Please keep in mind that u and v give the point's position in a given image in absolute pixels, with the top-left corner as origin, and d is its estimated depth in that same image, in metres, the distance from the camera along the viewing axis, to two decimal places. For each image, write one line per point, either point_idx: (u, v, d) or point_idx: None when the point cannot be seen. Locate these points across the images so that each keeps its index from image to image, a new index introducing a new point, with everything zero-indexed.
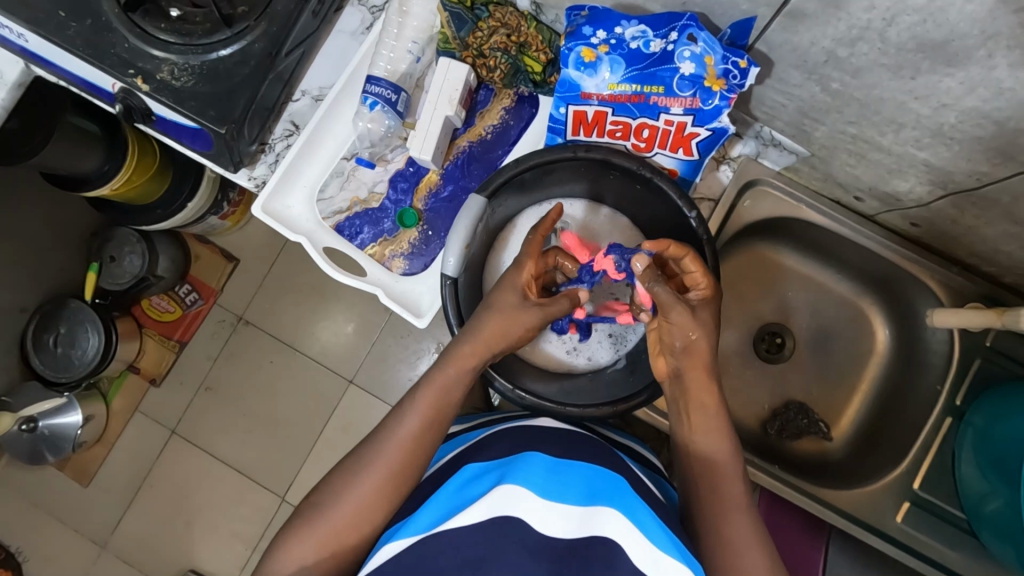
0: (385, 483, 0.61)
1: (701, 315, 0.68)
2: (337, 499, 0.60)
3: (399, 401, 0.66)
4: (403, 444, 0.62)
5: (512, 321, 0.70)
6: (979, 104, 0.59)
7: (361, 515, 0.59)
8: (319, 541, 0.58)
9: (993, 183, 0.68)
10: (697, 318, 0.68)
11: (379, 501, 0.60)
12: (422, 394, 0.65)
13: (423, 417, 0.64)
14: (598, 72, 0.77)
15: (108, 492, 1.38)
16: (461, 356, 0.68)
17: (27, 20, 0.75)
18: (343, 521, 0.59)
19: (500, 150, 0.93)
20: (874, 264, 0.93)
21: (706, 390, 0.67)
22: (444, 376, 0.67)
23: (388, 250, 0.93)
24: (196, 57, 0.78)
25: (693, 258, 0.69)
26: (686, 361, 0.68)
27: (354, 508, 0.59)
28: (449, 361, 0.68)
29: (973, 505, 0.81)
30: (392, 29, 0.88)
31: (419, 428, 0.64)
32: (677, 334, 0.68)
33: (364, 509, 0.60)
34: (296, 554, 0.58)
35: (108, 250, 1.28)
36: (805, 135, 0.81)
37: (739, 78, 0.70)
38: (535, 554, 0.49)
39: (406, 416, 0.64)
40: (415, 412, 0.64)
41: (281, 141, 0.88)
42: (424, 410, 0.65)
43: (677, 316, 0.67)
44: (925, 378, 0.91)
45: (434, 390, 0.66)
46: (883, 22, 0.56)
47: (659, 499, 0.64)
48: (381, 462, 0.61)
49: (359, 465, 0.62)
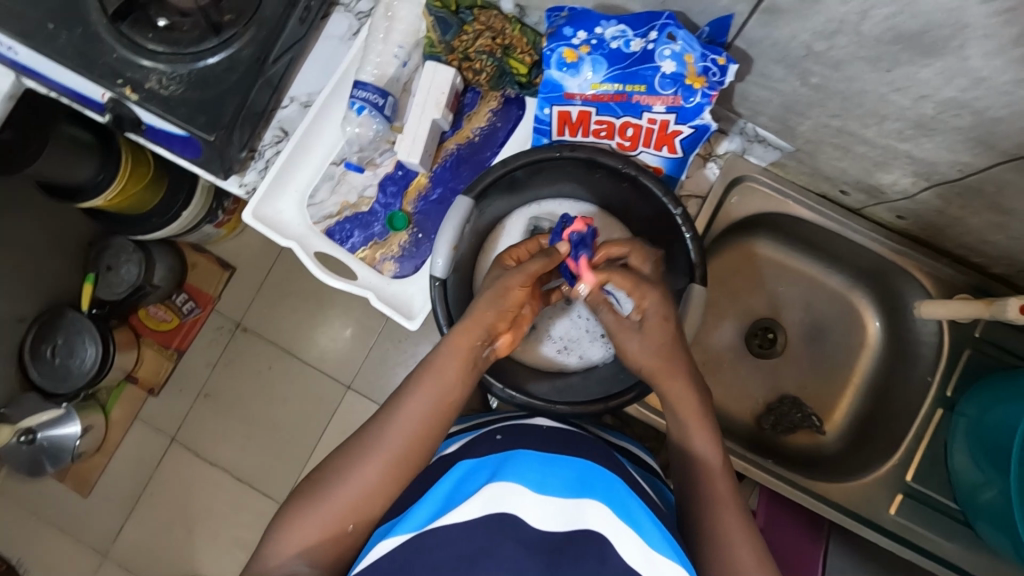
0: (388, 469, 0.61)
1: (650, 335, 0.67)
2: (337, 482, 0.60)
3: (400, 390, 0.66)
4: (408, 430, 0.63)
5: (501, 298, 0.66)
6: (956, 94, 0.60)
7: (363, 501, 0.60)
8: (319, 524, 0.58)
9: (976, 173, 0.69)
10: (646, 337, 0.68)
11: (381, 489, 0.61)
12: (422, 388, 0.64)
13: (427, 402, 0.64)
14: (580, 72, 0.78)
15: (108, 502, 1.38)
16: (456, 339, 0.66)
17: (17, 32, 0.76)
18: (344, 505, 0.59)
19: (489, 152, 0.94)
20: (863, 257, 0.93)
21: (684, 397, 0.67)
22: (440, 361, 0.65)
23: (378, 253, 0.94)
24: (185, 66, 0.78)
25: (633, 252, 0.71)
26: (653, 379, 0.68)
27: (355, 496, 0.60)
28: (447, 346, 0.66)
29: (968, 496, 0.81)
30: (380, 34, 0.88)
31: (423, 415, 0.64)
32: (633, 360, 0.69)
33: (367, 496, 0.60)
34: (295, 538, 0.58)
35: (104, 260, 1.30)
36: (790, 130, 0.82)
37: (718, 75, 0.71)
38: (530, 549, 0.49)
39: (407, 403, 0.64)
40: (411, 406, 0.64)
41: (270, 147, 0.90)
42: (428, 396, 0.64)
43: (627, 344, 0.69)
44: (916, 369, 0.91)
45: (436, 374, 0.65)
46: (859, 15, 0.56)
47: (653, 499, 0.64)
48: (384, 448, 0.62)
49: (361, 453, 0.62)
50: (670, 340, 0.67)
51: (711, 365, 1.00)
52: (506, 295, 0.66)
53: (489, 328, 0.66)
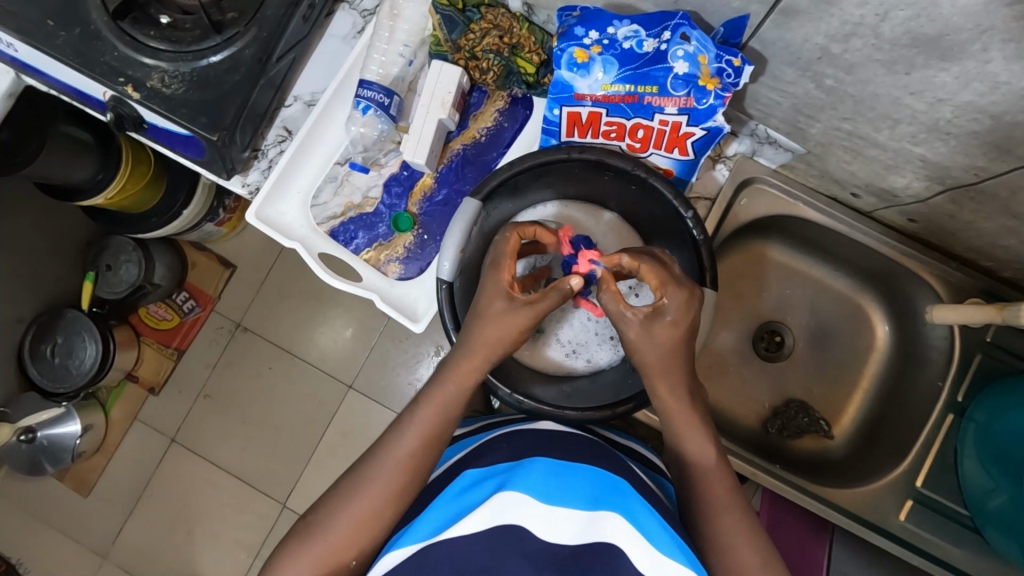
0: (384, 501, 0.60)
1: (659, 331, 0.62)
2: (333, 515, 0.59)
3: (399, 418, 0.65)
4: (404, 459, 0.61)
5: (508, 336, 0.65)
6: (974, 98, 0.59)
7: (360, 532, 0.59)
8: (317, 559, 0.57)
9: (991, 177, 0.68)
10: (654, 331, 0.62)
11: (376, 514, 0.59)
12: (422, 414, 0.64)
13: (423, 431, 0.63)
14: (591, 73, 0.77)
15: (108, 502, 1.37)
16: (459, 370, 0.65)
17: (14, 29, 0.75)
18: (341, 540, 0.58)
19: (495, 152, 0.93)
20: (871, 260, 0.92)
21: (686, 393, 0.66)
22: (443, 395, 0.65)
23: (383, 255, 0.93)
24: (186, 64, 0.77)
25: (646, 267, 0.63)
26: (646, 374, 0.64)
27: (354, 525, 0.58)
28: (447, 377, 0.65)
29: (976, 500, 0.81)
30: (384, 32, 0.87)
31: (417, 446, 0.62)
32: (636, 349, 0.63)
33: (362, 528, 0.59)
34: (292, 572, 0.57)
35: (104, 259, 1.29)
36: (801, 133, 0.80)
37: (733, 76, 0.70)
38: (535, 562, 0.49)
39: (401, 434, 0.63)
40: (412, 435, 0.63)
41: (273, 147, 0.88)
42: (423, 426, 0.63)
43: (630, 333, 0.62)
44: (926, 374, 0.90)
45: (434, 407, 0.64)
46: (876, 17, 0.55)
47: (658, 496, 0.64)
48: (380, 481, 0.60)
49: (356, 486, 0.60)
50: (677, 344, 0.62)
51: (716, 369, 1.00)
52: (512, 333, 0.65)
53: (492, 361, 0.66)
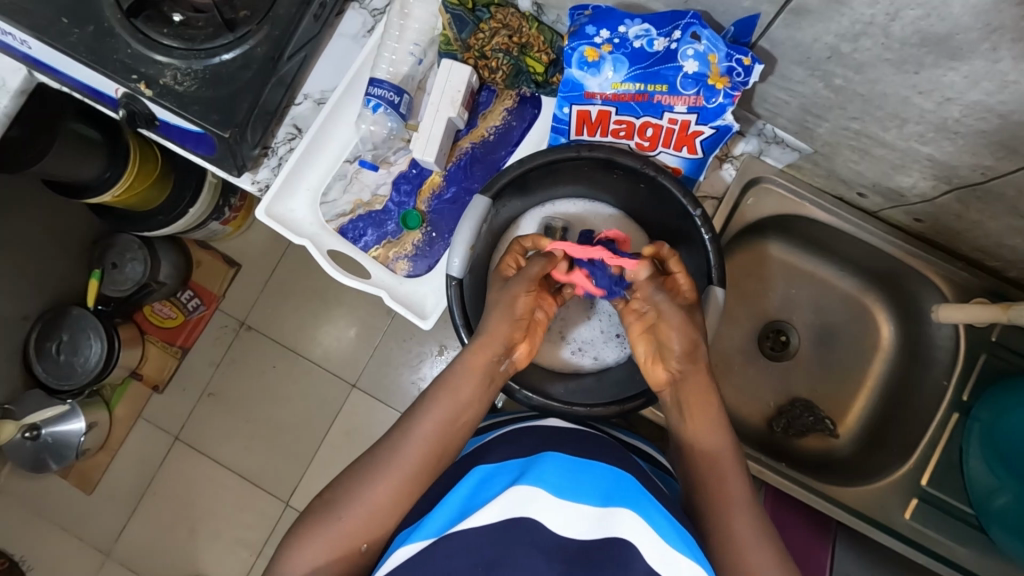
0: (400, 484, 0.60)
1: (694, 320, 0.68)
2: (348, 500, 0.59)
3: (417, 402, 0.66)
4: (419, 447, 0.62)
5: (510, 309, 0.69)
6: (983, 97, 0.59)
7: (375, 518, 0.59)
8: (331, 543, 0.57)
9: (998, 177, 0.68)
10: (691, 322, 0.67)
11: (389, 506, 0.59)
12: (438, 399, 0.65)
13: (438, 420, 0.64)
14: (601, 71, 0.78)
15: (111, 499, 1.37)
16: (472, 355, 0.68)
17: (29, 26, 0.76)
18: (355, 523, 0.58)
19: (502, 151, 0.93)
20: (876, 259, 0.92)
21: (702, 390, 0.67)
22: (456, 378, 0.67)
23: (391, 252, 0.93)
24: (199, 62, 0.78)
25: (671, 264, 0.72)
26: (682, 368, 0.67)
27: (370, 512, 0.59)
28: (462, 363, 0.68)
29: (980, 499, 0.82)
30: (395, 31, 0.88)
31: (433, 436, 0.63)
32: (677, 344, 0.67)
33: (378, 516, 0.59)
34: (306, 556, 0.57)
35: (109, 258, 1.30)
36: (808, 132, 0.81)
37: (743, 75, 0.71)
38: (549, 555, 0.49)
39: (419, 421, 0.64)
40: (429, 419, 0.64)
41: (283, 145, 0.88)
42: (441, 418, 0.64)
43: (674, 325, 0.67)
44: (931, 373, 0.91)
45: (447, 396, 0.65)
46: (887, 17, 0.56)
47: (662, 489, 0.64)
48: (397, 465, 0.61)
49: (370, 473, 0.61)
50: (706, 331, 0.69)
51: (722, 368, 1.00)
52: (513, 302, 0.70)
53: (505, 342, 0.69)
